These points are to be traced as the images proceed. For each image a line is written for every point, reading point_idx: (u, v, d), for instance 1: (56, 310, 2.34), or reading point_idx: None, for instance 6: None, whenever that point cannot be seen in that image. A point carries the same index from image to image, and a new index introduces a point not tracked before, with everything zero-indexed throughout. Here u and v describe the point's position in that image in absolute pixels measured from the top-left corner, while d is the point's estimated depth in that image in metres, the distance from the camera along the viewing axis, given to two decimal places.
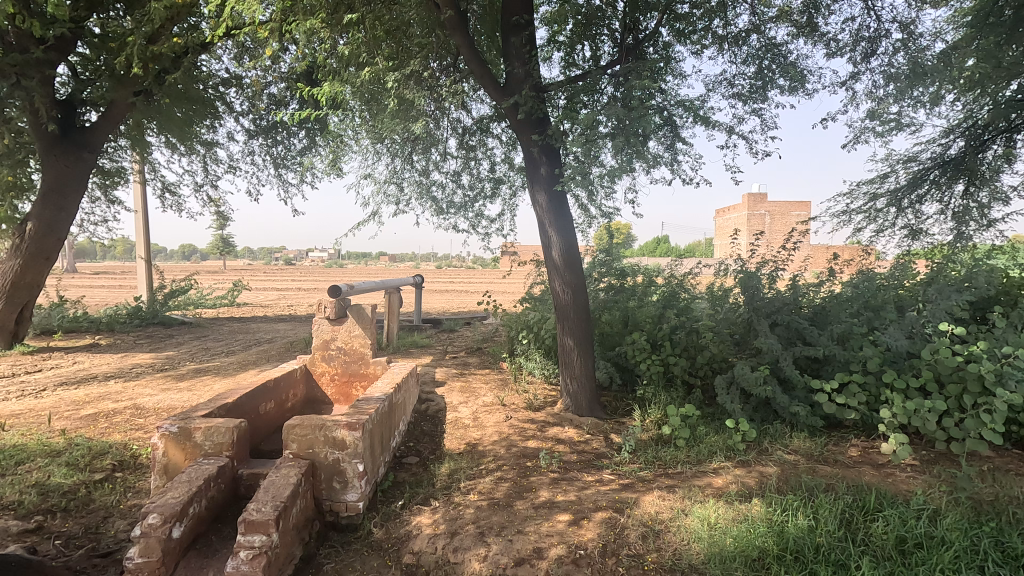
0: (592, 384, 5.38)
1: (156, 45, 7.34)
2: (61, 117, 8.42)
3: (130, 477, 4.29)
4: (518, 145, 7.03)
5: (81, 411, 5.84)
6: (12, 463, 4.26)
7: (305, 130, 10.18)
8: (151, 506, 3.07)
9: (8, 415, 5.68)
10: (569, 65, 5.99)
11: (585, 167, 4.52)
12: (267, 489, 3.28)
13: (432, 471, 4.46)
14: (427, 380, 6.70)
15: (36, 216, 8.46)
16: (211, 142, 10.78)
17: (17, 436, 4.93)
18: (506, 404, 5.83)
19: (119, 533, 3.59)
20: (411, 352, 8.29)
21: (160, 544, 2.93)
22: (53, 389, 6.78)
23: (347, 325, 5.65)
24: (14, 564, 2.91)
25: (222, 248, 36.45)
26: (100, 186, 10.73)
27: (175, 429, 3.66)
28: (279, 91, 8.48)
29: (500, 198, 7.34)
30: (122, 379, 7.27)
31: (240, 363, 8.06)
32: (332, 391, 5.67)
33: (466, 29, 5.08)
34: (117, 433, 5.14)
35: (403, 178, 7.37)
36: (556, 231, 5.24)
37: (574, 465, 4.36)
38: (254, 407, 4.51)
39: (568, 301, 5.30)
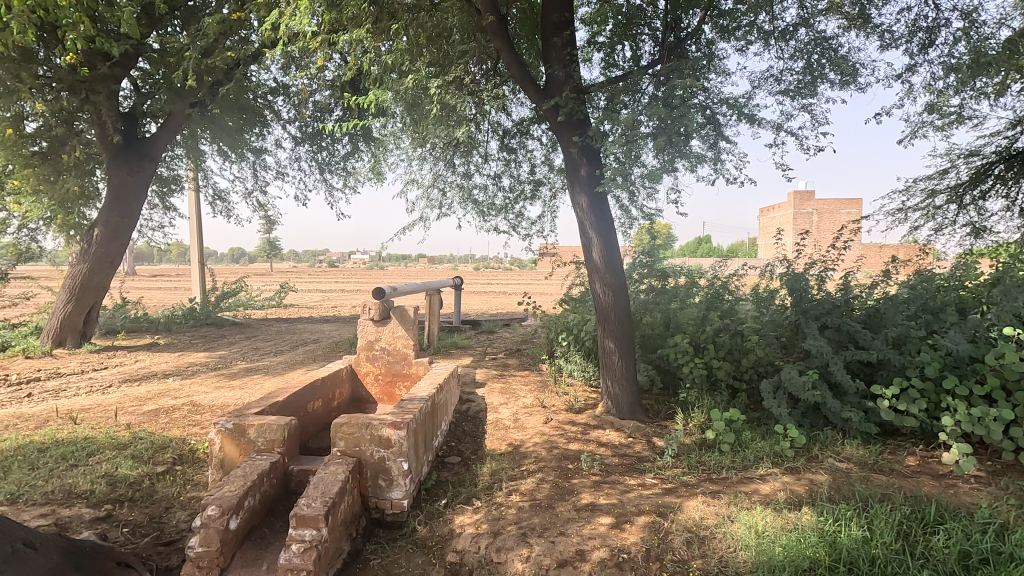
0: (634, 386, 5.33)
1: (211, 58, 7.66)
2: (124, 128, 8.93)
3: (189, 470, 4.51)
4: (558, 146, 7.04)
5: (144, 406, 6.19)
6: (83, 455, 4.55)
7: (350, 137, 10.47)
8: (210, 498, 3.22)
9: (78, 409, 6.07)
10: (610, 66, 5.95)
11: (625, 169, 4.49)
12: (317, 485, 3.39)
13: (474, 471, 4.52)
14: (468, 381, 6.78)
15: (103, 222, 9.01)
16: (261, 150, 11.23)
17: (87, 430, 5.26)
18: (547, 406, 5.84)
19: (180, 524, 3.79)
20: (451, 353, 8.40)
21: (218, 534, 3.08)
22: (118, 386, 7.20)
23: (391, 325, 5.77)
24: (89, 551, 3.11)
25: (269, 252, 38.04)
26: (158, 193, 11.31)
27: (230, 426, 3.82)
28: (325, 99, 8.73)
29: (540, 200, 7.36)
30: (181, 377, 7.66)
31: (288, 363, 8.36)
32: (376, 390, 5.81)
33: (507, 33, 5.11)
34: (176, 428, 5.41)
35: (445, 181, 7.51)
36: (596, 232, 5.21)
37: (617, 469, 4.33)
38: (302, 405, 4.67)
39: (609, 303, 5.27)
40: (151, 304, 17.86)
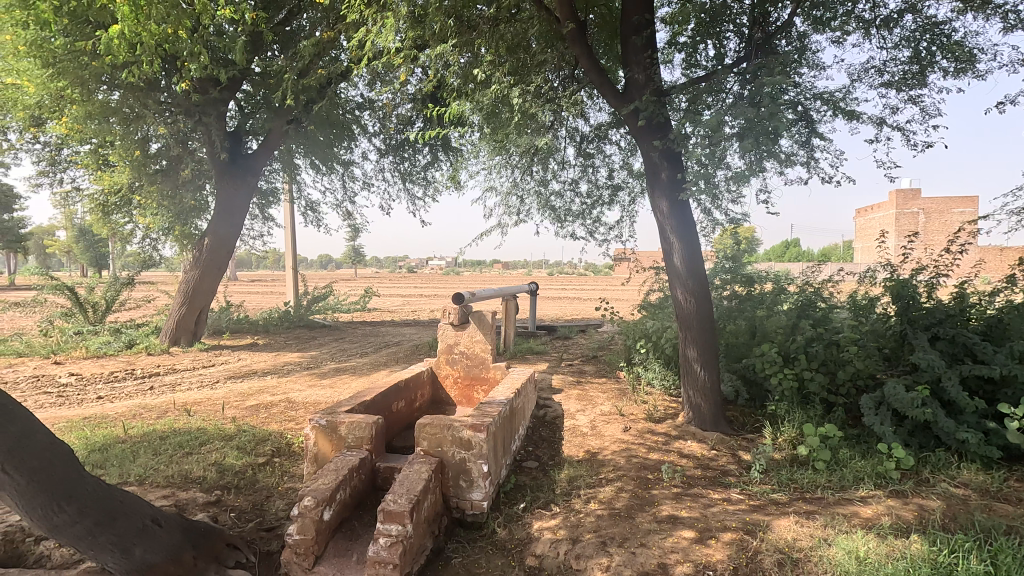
0: (718, 397, 5.13)
1: (306, 78, 8.20)
2: (231, 146, 9.76)
3: (286, 463, 4.85)
4: (637, 150, 6.94)
5: (246, 401, 6.73)
6: (196, 444, 5.02)
7: (430, 148, 10.86)
8: (306, 489, 3.44)
9: (192, 402, 6.69)
10: (691, 66, 5.80)
11: (709, 172, 4.36)
12: (402, 483, 3.53)
13: (552, 476, 4.52)
14: (544, 386, 6.80)
15: (212, 232, 9.93)
16: (349, 162, 11.89)
17: (200, 421, 5.79)
18: (625, 414, 5.74)
19: (279, 512, 4.07)
20: (527, 358, 8.46)
21: (314, 524, 3.28)
22: (225, 382, 7.88)
23: (470, 330, 5.91)
24: (208, 527, 3.53)
25: (353, 258, 40.35)
26: (258, 205, 12.26)
27: (324, 423, 4.06)
28: (408, 111, 9.11)
29: (618, 205, 7.27)
30: (277, 375, 8.26)
31: (372, 364, 8.76)
32: (456, 393, 5.96)
33: (585, 39, 5.09)
34: (274, 423, 5.84)
35: (523, 188, 7.61)
36: (678, 237, 5.07)
37: (700, 482, 4.18)
38: (387, 405, 4.88)
39: (692, 309, 5.11)
40: (258, 304, 20.56)
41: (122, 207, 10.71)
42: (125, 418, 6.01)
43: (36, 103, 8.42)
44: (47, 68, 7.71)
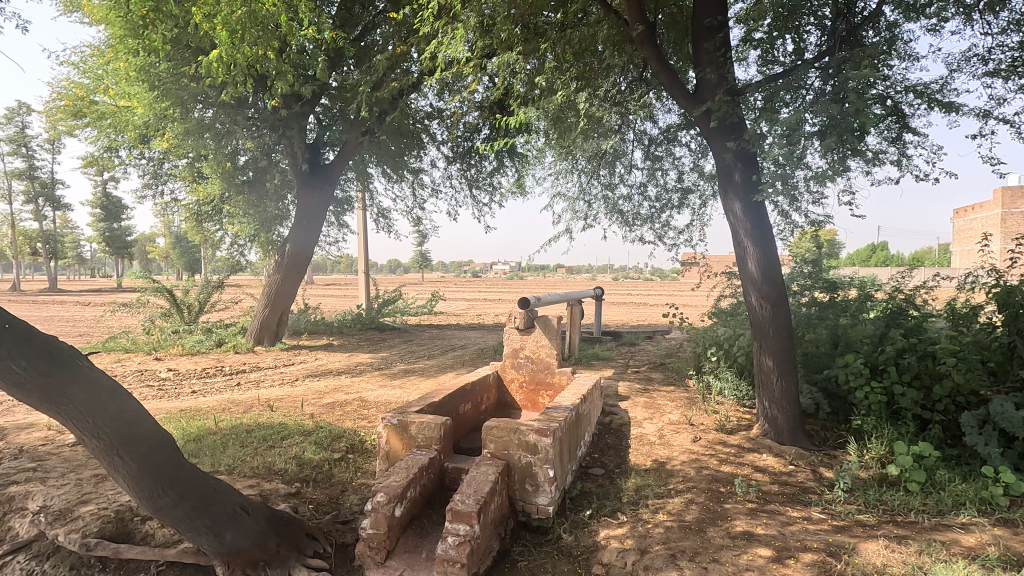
0: (796, 409, 4.87)
1: (380, 91, 8.53)
2: (311, 157, 10.34)
3: (359, 459, 5.06)
4: (709, 151, 6.73)
5: (323, 399, 7.09)
6: (279, 438, 5.34)
7: (496, 154, 11.01)
8: (379, 485, 3.57)
9: (274, 398, 7.12)
10: (768, 63, 5.57)
11: (787, 172, 4.16)
12: (470, 483, 3.60)
13: (619, 484, 4.45)
14: (610, 393, 6.70)
15: (292, 239, 10.56)
16: (418, 170, 12.27)
17: (281, 416, 6.16)
18: (695, 424, 5.56)
19: (354, 506, 4.25)
20: (593, 364, 8.38)
21: (386, 519, 3.40)
22: (303, 380, 8.34)
23: (535, 335, 5.93)
24: (292, 516, 3.75)
25: (421, 263, 41.60)
26: (334, 213, 12.89)
27: (395, 421, 4.21)
28: (475, 119, 9.28)
29: (688, 209, 7.08)
30: (351, 375, 8.63)
31: (439, 367, 8.98)
32: (521, 397, 5.99)
33: (655, 40, 4.99)
34: (348, 420, 6.12)
35: (589, 192, 7.56)
36: (753, 242, 4.86)
37: (776, 498, 3.97)
38: (455, 407, 4.99)
39: (768, 317, 4.88)
40: (331, 305, 22.75)
41: (214, 216, 11.58)
42: (216, 411, 6.49)
43: (144, 122, 9.28)
44: (153, 90, 8.52)
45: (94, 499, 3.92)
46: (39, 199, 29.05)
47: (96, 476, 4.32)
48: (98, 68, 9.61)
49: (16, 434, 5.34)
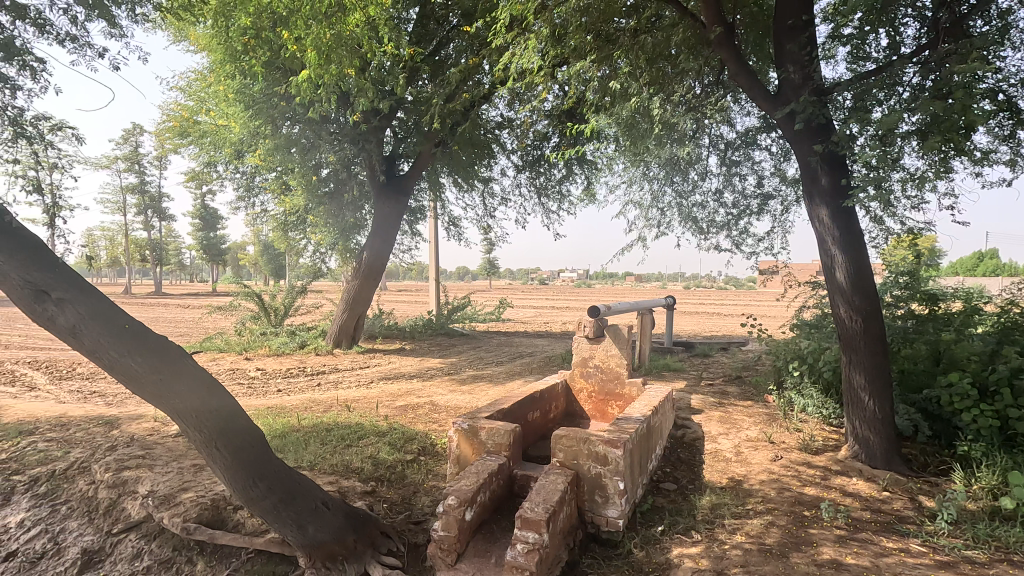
0: (890, 430, 4.51)
1: (452, 102, 8.70)
2: (387, 169, 10.79)
3: (430, 462, 5.19)
4: (791, 154, 6.41)
5: (396, 402, 7.33)
6: (355, 437, 5.58)
7: (565, 162, 11.02)
8: (450, 488, 3.63)
9: (351, 399, 7.46)
10: (859, 60, 5.25)
11: (881, 175, 3.89)
12: (539, 492, 3.59)
13: (693, 501, 4.28)
14: (683, 406, 6.48)
15: (369, 247, 11.06)
16: (488, 179, 12.49)
17: (358, 417, 6.44)
18: (775, 442, 5.28)
19: (425, 507, 4.35)
20: (663, 375, 8.15)
21: (456, 523, 3.45)
22: (378, 382, 8.67)
23: (605, 344, 5.85)
24: (368, 514, 3.89)
25: (489, 271, 42.21)
26: (408, 222, 13.36)
27: (466, 426, 4.28)
28: (544, 128, 9.33)
29: (769, 215, 6.76)
30: (422, 379, 8.87)
31: (507, 373, 9.06)
32: (590, 407, 5.91)
33: (733, 42, 4.81)
34: (420, 423, 6.30)
35: (662, 199, 7.40)
36: (841, 249, 4.56)
37: (868, 526, 3.69)
38: (523, 414, 5.01)
39: (858, 330, 4.55)
40: (405, 305, 26.78)
41: (298, 226, 12.32)
42: (299, 410, 6.86)
43: (239, 139, 10.04)
44: (247, 110, 9.22)
45: (193, 487, 4.26)
46: (148, 211, 32.15)
47: (195, 466, 4.70)
48: (200, 91, 10.50)
49: (128, 424, 5.90)
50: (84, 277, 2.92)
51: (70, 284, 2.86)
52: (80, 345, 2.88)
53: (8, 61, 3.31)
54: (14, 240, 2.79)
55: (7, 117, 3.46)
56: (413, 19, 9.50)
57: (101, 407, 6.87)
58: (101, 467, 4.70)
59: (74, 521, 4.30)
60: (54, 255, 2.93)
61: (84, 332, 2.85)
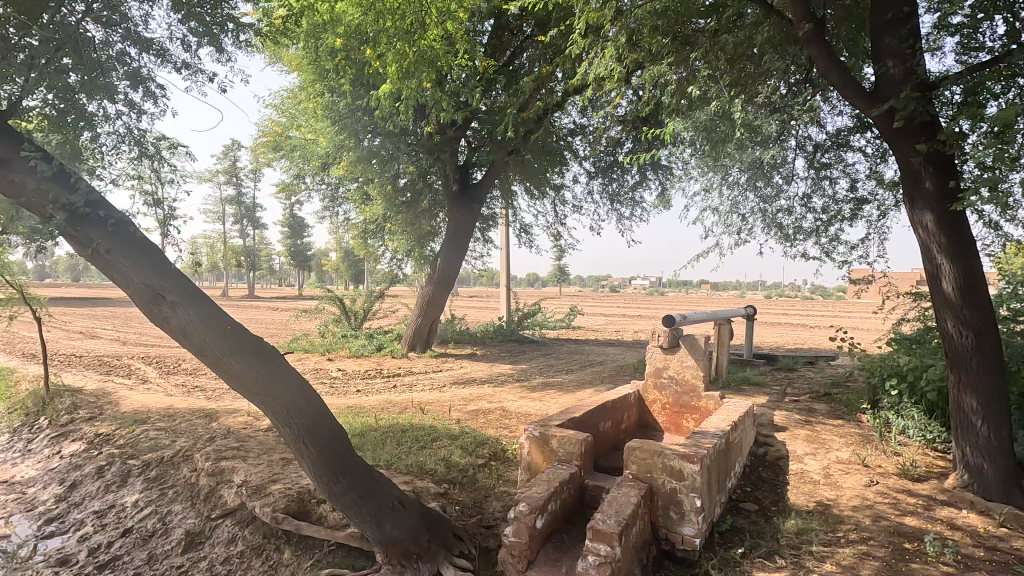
0: (1008, 459, 4.06)
1: (526, 111, 8.74)
2: (461, 178, 11.08)
3: (502, 467, 5.23)
4: (889, 155, 5.96)
5: (468, 406, 7.47)
6: (429, 440, 5.73)
7: (639, 168, 10.83)
8: (522, 495, 3.64)
9: (425, 402, 7.67)
10: (970, 50, 4.80)
11: (998, 176, 3.51)
12: (612, 504, 3.52)
13: (776, 524, 4.04)
14: (765, 422, 6.15)
15: (443, 254, 11.41)
16: (560, 187, 12.51)
17: (431, 419, 6.62)
18: (870, 466, 4.88)
19: (496, 512, 4.39)
20: (743, 389, 7.78)
21: (527, 530, 3.45)
22: (450, 386, 8.87)
23: (680, 355, 5.65)
24: (441, 515, 3.99)
25: (559, 278, 42.19)
26: (480, 229, 13.62)
27: (537, 434, 4.28)
28: (618, 133, 9.21)
29: (863, 220, 6.31)
30: (493, 385, 8.98)
31: (578, 382, 8.98)
32: (664, 420, 5.73)
33: (824, 37, 4.52)
34: (491, 428, 6.37)
35: (743, 205, 7.10)
36: (949, 258, 4.16)
37: (981, 565, 3.33)
38: (594, 424, 4.93)
39: (969, 347, 4.14)
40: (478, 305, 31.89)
41: (377, 233, 12.88)
42: (377, 411, 7.15)
43: (325, 152, 10.66)
44: (333, 124, 9.79)
45: (282, 479, 4.55)
46: (244, 220, 34.83)
47: (283, 459, 5.01)
48: (292, 108, 11.26)
49: (225, 417, 6.40)
50: (192, 282, 3.20)
51: (181, 288, 3.15)
52: (189, 344, 3.17)
53: (134, 88, 3.69)
54: (136, 248, 3.11)
55: (132, 139, 3.85)
56: (488, 31, 9.69)
57: (202, 401, 7.48)
58: (202, 456, 5.12)
59: (179, 504, 4.70)
60: (169, 260, 3.24)
61: (192, 333, 3.12)
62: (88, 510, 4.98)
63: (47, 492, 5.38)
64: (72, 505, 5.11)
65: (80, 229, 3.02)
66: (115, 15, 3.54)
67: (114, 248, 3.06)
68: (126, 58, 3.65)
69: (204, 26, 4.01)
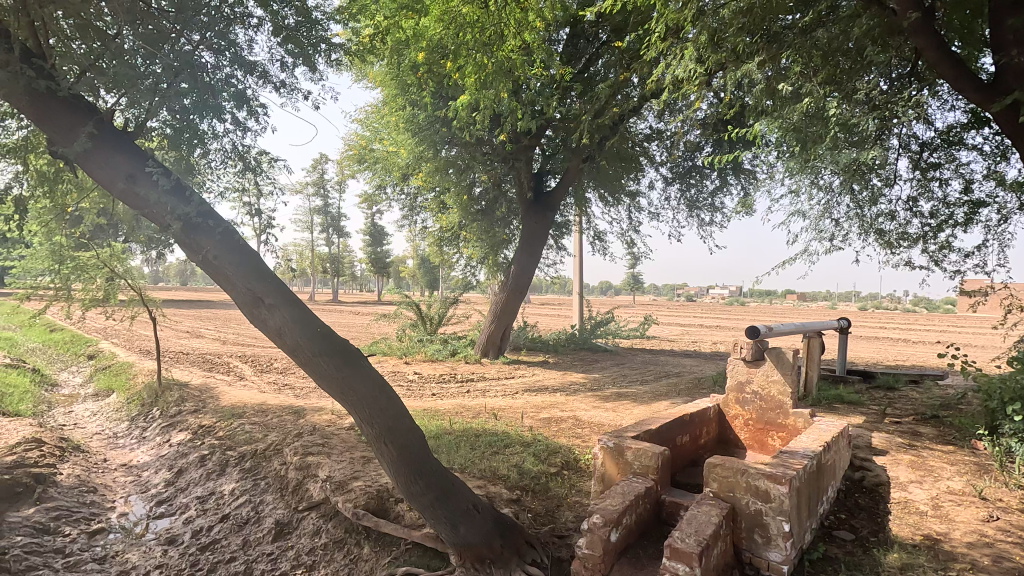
0: None
1: (601, 118, 8.64)
2: (536, 186, 11.14)
3: (574, 477, 5.16)
4: (1012, 153, 5.36)
5: (540, 414, 7.45)
6: (501, 446, 5.77)
7: (719, 173, 10.42)
8: (596, 507, 3.56)
9: (497, 408, 7.74)
10: None
11: None
12: (690, 522, 3.36)
13: (876, 556, 3.70)
14: (861, 444, 5.68)
15: (517, 260, 11.48)
16: (635, 193, 12.28)
17: (504, 425, 6.66)
18: (988, 499, 4.37)
19: (569, 522, 4.34)
20: (835, 407, 7.23)
21: (601, 543, 3.37)
22: (522, 393, 8.89)
23: (765, 369, 5.34)
24: (516, 522, 3.98)
25: (633, 286, 41.34)
26: (554, 237, 13.62)
27: (611, 445, 4.18)
28: (697, 137, 8.91)
29: (980, 225, 5.72)
30: (565, 393, 8.92)
31: (653, 393, 8.72)
32: (746, 437, 5.42)
33: (934, 26, 4.10)
34: (564, 437, 6.32)
35: (836, 210, 6.64)
36: None
37: None
38: (671, 437, 4.76)
39: None
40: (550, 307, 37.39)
41: (453, 241, 13.20)
42: (451, 414, 7.30)
43: (406, 164, 11.09)
44: (413, 136, 10.18)
45: (362, 477, 4.74)
46: (330, 229, 36.91)
47: (363, 457, 5.22)
48: (375, 123, 11.82)
49: (311, 415, 6.77)
50: (288, 286, 3.42)
51: (278, 291, 3.37)
52: (284, 344, 3.38)
53: (239, 107, 4.03)
54: (239, 254, 3.37)
55: (236, 154, 4.19)
56: (563, 39, 9.71)
57: (291, 398, 7.97)
58: (291, 450, 5.44)
59: (270, 495, 5.02)
60: (267, 266, 3.48)
61: (286, 334, 3.34)
62: (192, 495, 5.43)
63: (158, 477, 5.92)
64: (178, 490, 5.59)
65: (193, 237, 3.31)
66: (224, 41, 3.87)
67: (221, 255, 3.32)
68: (233, 81, 3.98)
69: (301, 47, 4.30)
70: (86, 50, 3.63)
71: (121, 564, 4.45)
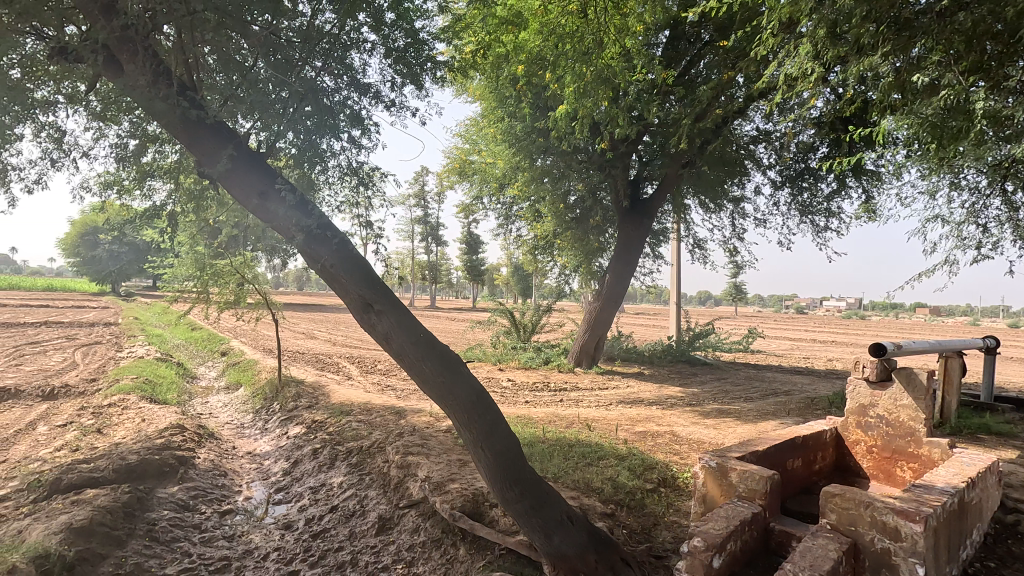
0: None
1: (703, 122, 8.30)
2: (632, 193, 10.91)
3: (672, 495, 4.96)
4: None
5: (635, 427, 7.24)
6: (596, 457, 5.68)
7: (836, 175, 9.60)
8: (696, 529, 3.38)
9: (591, 419, 7.63)
10: None
11: None
12: (804, 555, 3.09)
13: None
14: (1013, 483, 4.93)
15: (612, 269, 11.30)
16: (739, 199, 11.65)
17: (598, 437, 6.55)
18: None
19: (667, 543, 4.15)
20: (980, 437, 6.35)
21: (702, 568, 3.18)
22: (616, 405, 8.70)
23: (892, 391, 4.80)
24: (612, 537, 3.86)
25: (736, 297, 39.11)
26: (651, 245, 13.25)
27: (714, 464, 3.97)
28: (810, 138, 8.30)
29: None
30: (662, 407, 8.60)
31: (759, 411, 8.17)
32: (869, 465, 4.90)
33: None
34: (661, 452, 6.09)
35: (982, 213, 5.87)
36: None
37: None
38: (781, 460, 4.42)
39: None
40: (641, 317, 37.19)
41: (547, 250, 13.26)
42: (544, 423, 7.31)
43: (502, 173, 11.35)
44: (510, 147, 10.42)
45: (459, 480, 4.87)
46: (430, 238, 38.54)
47: (460, 461, 5.37)
48: (475, 135, 12.21)
49: (411, 416, 7.07)
50: (395, 293, 3.61)
51: (385, 298, 3.57)
52: (391, 349, 3.57)
53: (354, 127, 4.36)
54: (352, 264, 3.61)
55: (351, 170, 4.52)
56: (662, 43, 9.44)
57: (393, 398, 8.39)
58: (392, 449, 5.72)
59: (374, 491, 5.30)
60: (376, 274, 3.69)
61: (393, 339, 3.52)
62: (306, 485, 5.88)
63: (277, 466, 6.49)
64: (294, 479, 6.08)
65: (313, 247, 3.59)
66: (342, 66, 4.25)
67: (337, 264, 3.58)
68: (350, 102, 4.32)
69: (408, 67, 4.60)
70: (227, 81, 4.07)
71: (246, 543, 4.91)
